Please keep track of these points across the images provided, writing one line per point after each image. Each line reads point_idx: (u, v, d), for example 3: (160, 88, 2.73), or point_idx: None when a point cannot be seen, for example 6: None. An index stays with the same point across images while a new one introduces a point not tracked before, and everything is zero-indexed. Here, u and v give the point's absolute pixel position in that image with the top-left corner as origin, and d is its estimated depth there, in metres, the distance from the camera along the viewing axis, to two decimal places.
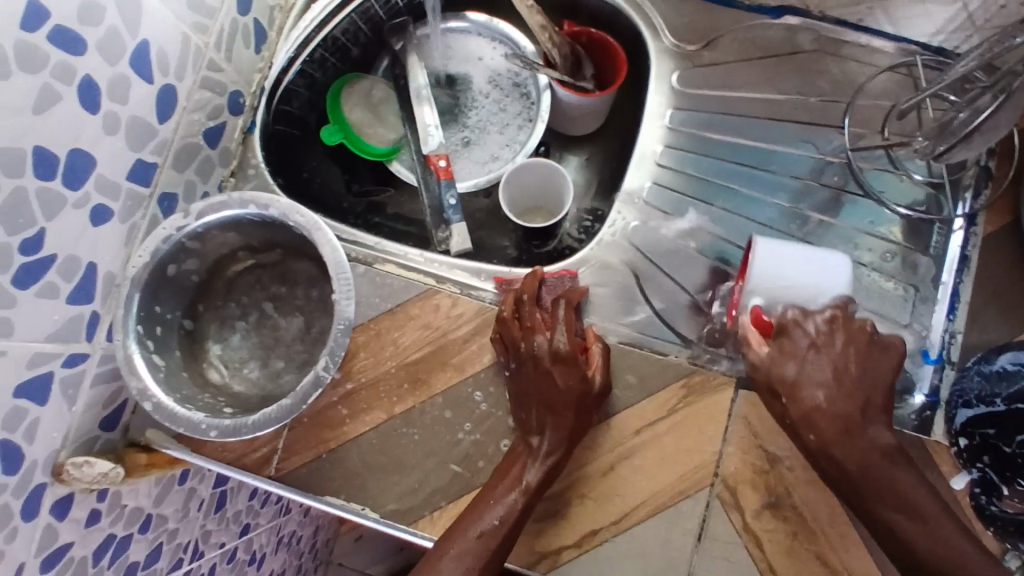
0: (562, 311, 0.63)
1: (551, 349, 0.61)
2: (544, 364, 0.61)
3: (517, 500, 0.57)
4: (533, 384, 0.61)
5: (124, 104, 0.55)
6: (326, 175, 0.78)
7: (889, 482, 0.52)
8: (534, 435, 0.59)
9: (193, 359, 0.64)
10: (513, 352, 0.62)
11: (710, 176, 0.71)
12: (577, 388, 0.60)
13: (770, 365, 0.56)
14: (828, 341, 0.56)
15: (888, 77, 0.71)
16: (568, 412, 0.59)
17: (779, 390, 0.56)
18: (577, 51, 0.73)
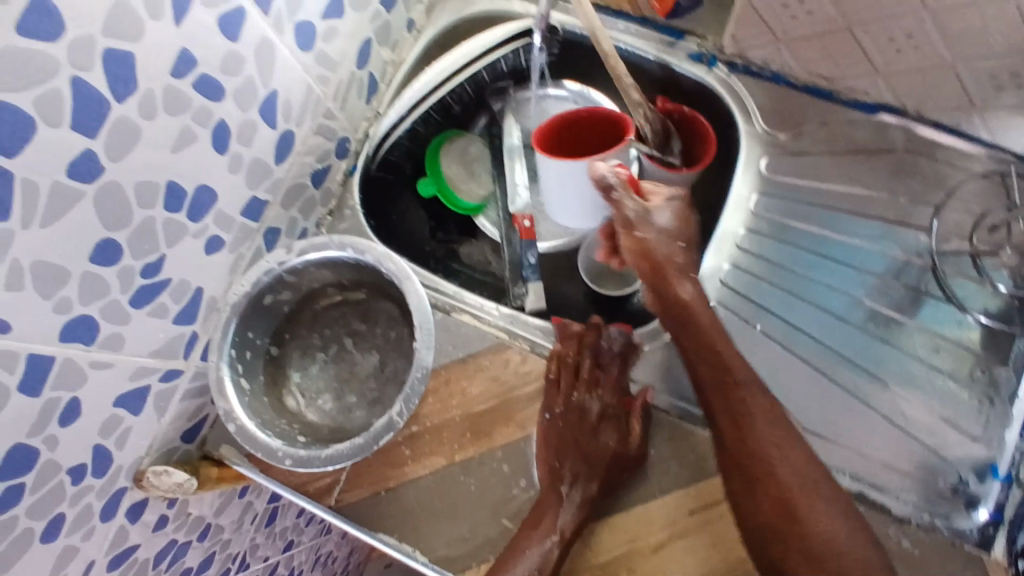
0: (613, 370, 0.69)
1: (599, 405, 0.68)
2: (592, 419, 0.67)
3: (553, 549, 0.60)
4: (576, 433, 0.67)
5: (248, 146, 0.59)
6: (413, 219, 0.82)
7: (771, 437, 0.57)
8: (564, 485, 0.63)
9: (274, 385, 0.68)
10: (562, 397, 0.67)
11: (790, 265, 0.71)
12: (615, 448, 0.64)
13: (674, 256, 0.63)
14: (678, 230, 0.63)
15: (982, 185, 0.70)
16: (602, 468, 0.63)
17: (667, 248, 0.63)
18: (668, 127, 0.75)
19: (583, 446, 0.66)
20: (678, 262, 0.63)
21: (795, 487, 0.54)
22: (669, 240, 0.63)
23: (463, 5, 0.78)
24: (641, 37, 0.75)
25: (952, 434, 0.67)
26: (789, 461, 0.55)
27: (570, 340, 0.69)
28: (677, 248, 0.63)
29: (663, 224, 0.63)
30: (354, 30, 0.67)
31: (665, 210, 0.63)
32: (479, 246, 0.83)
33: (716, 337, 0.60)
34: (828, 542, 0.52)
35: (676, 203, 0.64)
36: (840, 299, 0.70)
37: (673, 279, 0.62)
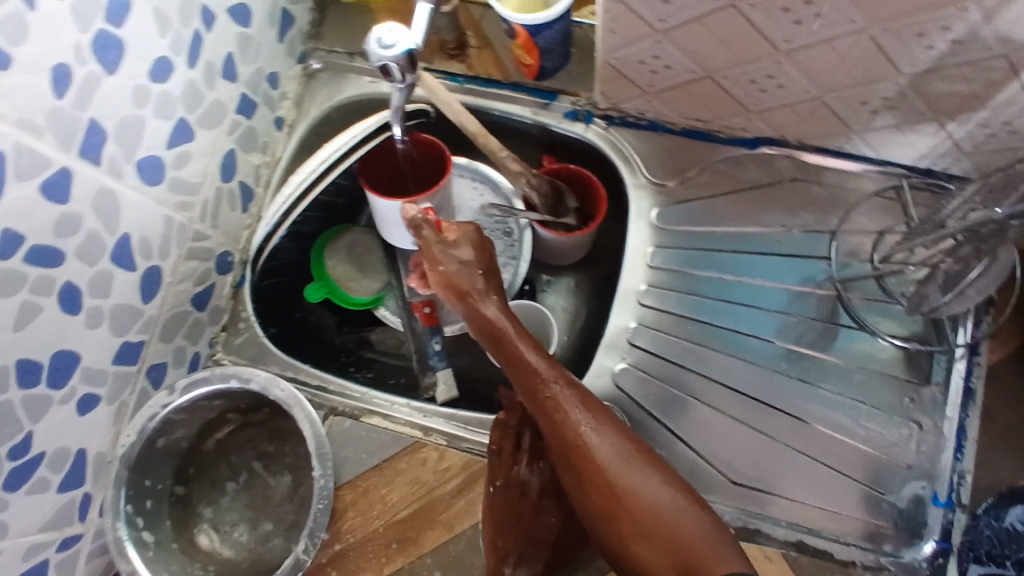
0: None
1: (538, 481, 0.65)
2: (534, 495, 0.65)
3: None
4: (516, 511, 0.64)
5: (106, 297, 0.57)
6: (320, 313, 0.79)
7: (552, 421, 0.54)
8: (507, 565, 0.61)
9: (184, 527, 0.65)
10: (506, 470, 0.65)
11: (696, 315, 0.70)
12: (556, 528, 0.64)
13: (454, 278, 0.57)
14: (472, 261, 0.57)
15: (875, 202, 0.69)
16: (545, 549, 0.63)
17: (469, 276, 0.57)
18: (559, 186, 0.72)
19: (523, 525, 0.64)
20: (482, 286, 0.57)
21: (614, 469, 0.52)
22: (467, 269, 0.57)
23: (330, 95, 0.76)
24: (513, 101, 0.73)
25: (885, 465, 0.65)
26: (608, 442, 0.53)
27: (515, 409, 0.67)
28: (481, 276, 0.57)
29: (464, 254, 0.57)
30: (211, 147, 0.65)
31: (465, 240, 0.58)
32: (391, 331, 0.79)
33: (527, 353, 0.55)
34: (660, 518, 0.51)
35: (478, 233, 0.58)
36: (753, 344, 0.68)
37: (477, 301, 0.56)
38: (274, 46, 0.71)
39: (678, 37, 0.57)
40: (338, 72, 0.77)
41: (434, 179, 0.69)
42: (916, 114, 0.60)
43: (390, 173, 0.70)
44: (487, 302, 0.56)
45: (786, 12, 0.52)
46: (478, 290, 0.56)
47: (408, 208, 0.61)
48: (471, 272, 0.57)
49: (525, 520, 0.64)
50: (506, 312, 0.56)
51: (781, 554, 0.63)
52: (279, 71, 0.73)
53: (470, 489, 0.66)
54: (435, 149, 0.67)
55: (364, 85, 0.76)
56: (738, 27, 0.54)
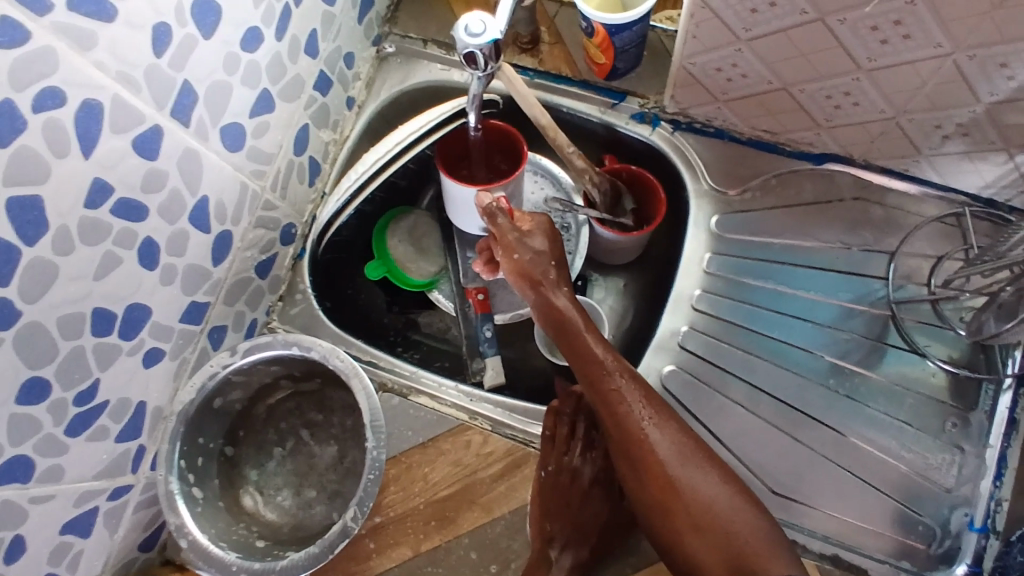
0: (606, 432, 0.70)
1: (590, 470, 0.69)
2: (583, 483, 0.68)
3: None
4: (567, 497, 0.67)
5: (180, 256, 0.58)
6: (370, 293, 0.81)
7: (614, 413, 0.58)
8: (554, 548, 0.63)
9: (231, 487, 0.67)
10: (557, 456, 0.67)
11: (747, 324, 0.70)
12: (605, 514, 0.67)
13: (527, 268, 0.61)
14: (546, 252, 0.61)
15: (934, 227, 0.69)
16: (592, 535, 0.66)
17: (543, 266, 0.61)
18: (618, 186, 0.73)
19: (572, 510, 0.66)
20: (554, 277, 0.61)
21: (671, 463, 0.56)
22: (541, 260, 0.61)
23: (402, 78, 0.77)
24: (582, 99, 0.74)
25: (923, 488, 0.66)
26: (667, 438, 0.57)
27: (569, 398, 0.68)
28: (554, 267, 0.61)
29: (538, 245, 0.61)
30: (288, 120, 0.66)
31: (538, 231, 0.62)
32: (439, 316, 0.81)
33: (594, 344, 0.59)
34: (715, 514, 0.55)
35: (549, 227, 0.62)
36: (801, 357, 0.69)
37: (549, 292, 0.60)
38: (353, 27, 0.72)
39: (759, 47, 0.58)
40: (410, 57, 0.78)
41: (505, 164, 0.71)
42: (987, 143, 0.60)
43: (457, 155, 0.71)
44: (557, 293, 0.61)
45: (873, 31, 0.52)
46: (551, 280, 0.61)
47: (483, 198, 0.62)
48: (545, 262, 0.61)
49: (576, 507, 0.67)
50: (574, 304, 0.61)
51: (815, 567, 0.64)
52: (355, 51, 0.74)
53: (510, 476, 0.67)
54: (507, 138, 0.69)
55: (436, 72, 0.77)
56: (822, 42, 0.55)
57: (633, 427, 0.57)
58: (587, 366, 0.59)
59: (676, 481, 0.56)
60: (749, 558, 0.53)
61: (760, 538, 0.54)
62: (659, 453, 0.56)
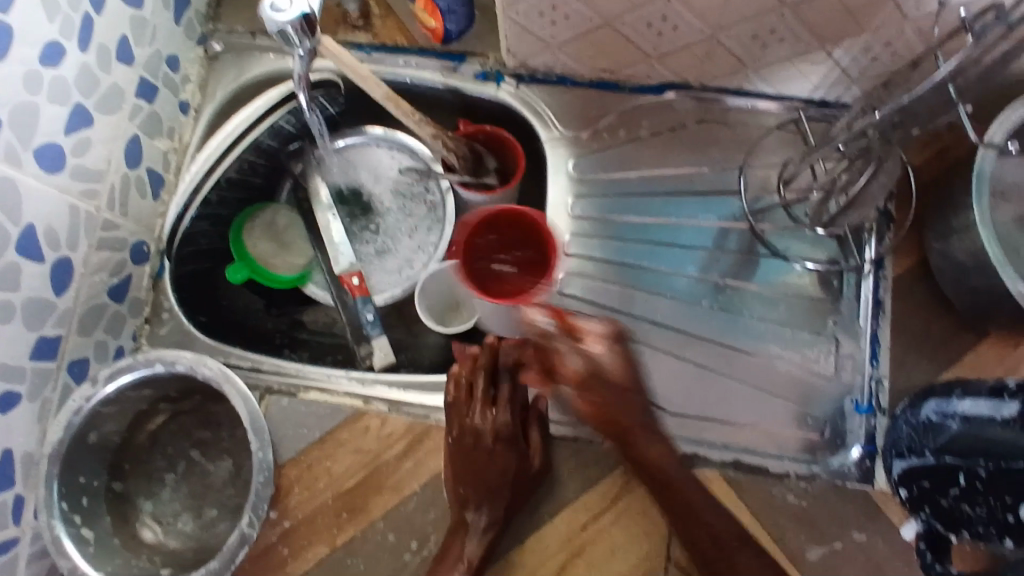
0: (506, 387, 0.67)
1: (491, 428, 0.66)
2: (486, 442, 0.66)
3: None
4: (472, 458, 0.65)
5: (16, 291, 0.55)
6: (246, 302, 0.78)
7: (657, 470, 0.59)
8: (468, 510, 0.63)
9: (124, 522, 0.63)
10: (459, 420, 0.66)
11: (620, 260, 0.71)
12: (514, 465, 0.64)
13: (584, 390, 0.54)
14: (599, 376, 0.54)
15: (777, 135, 0.72)
16: (503, 490, 0.64)
17: (595, 392, 0.54)
18: (476, 149, 0.74)
19: (479, 470, 0.65)
20: (596, 398, 0.54)
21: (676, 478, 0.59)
22: (606, 384, 0.54)
23: (236, 75, 0.74)
24: (422, 66, 0.74)
25: (810, 384, 0.69)
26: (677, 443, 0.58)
27: (466, 360, 0.68)
28: (627, 391, 0.54)
29: (583, 366, 0.54)
30: (112, 134, 0.63)
31: (608, 354, 0.54)
32: (324, 311, 0.80)
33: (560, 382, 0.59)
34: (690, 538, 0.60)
35: (614, 331, 0.55)
36: (673, 281, 0.71)
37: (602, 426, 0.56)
38: (171, 28, 0.69)
39: None
40: (240, 51, 0.75)
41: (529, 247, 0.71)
42: (804, 44, 0.63)
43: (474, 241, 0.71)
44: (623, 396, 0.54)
45: None
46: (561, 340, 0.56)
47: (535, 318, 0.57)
48: (603, 384, 0.54)
49: (487, 464, 0.65)
50: (640, 409, 0.56)
51: (721, 475, 0.65)
52: (179, 53, 0.71)
53: (415, 451, 0.66)
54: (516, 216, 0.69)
55: (270, 62, 0.74)
56: None
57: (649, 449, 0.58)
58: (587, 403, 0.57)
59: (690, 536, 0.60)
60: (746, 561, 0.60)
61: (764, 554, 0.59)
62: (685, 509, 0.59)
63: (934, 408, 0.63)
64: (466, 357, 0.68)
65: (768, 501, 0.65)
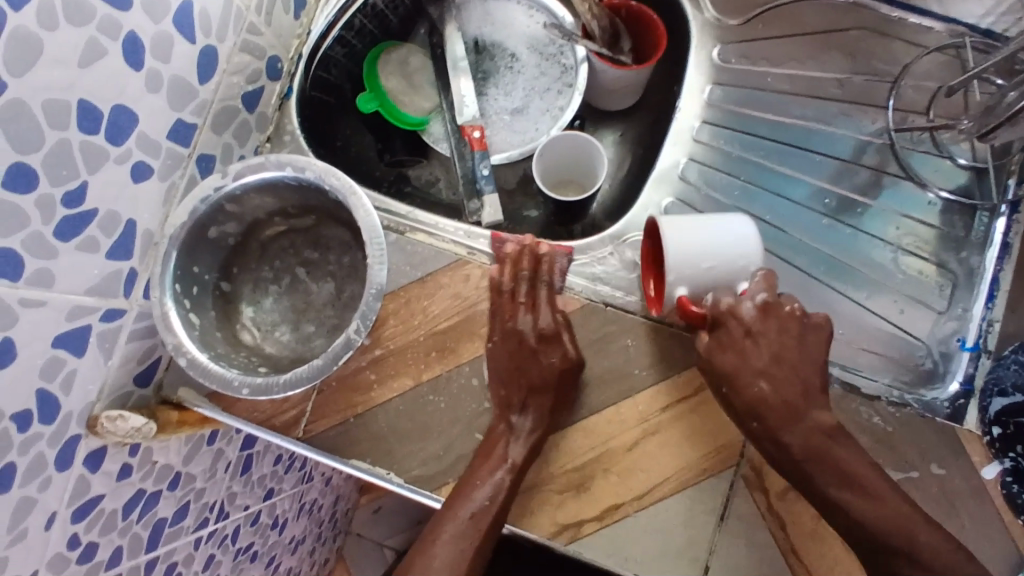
0: (546, 289, 0.66)
1: (533, 328, 0.65)
2: (530, 342, 0.64)
3: (505, 477, 0.59)
4: (518, 360, 0.65)
5: (166, 63, 0.56)
6: (360, 145, 0.79)
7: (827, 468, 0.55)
8: (514, 414, 0.62)
9: (227, 321, 0.65)
10: (500, 324, 0.65)
11: (747, 154, 0.70)
12: (559, 365, 0.63)
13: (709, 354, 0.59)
14: (761, 327, 0.59)
15: (933, 59, 0.68)
16: (549, 390, 0.63)
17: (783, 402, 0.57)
18: (617, 25, 0.73)
19: (525, 373, 0.64)
20: (790, 369, 0.58)
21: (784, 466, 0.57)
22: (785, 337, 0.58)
23: None
24: None
25: (911, 304, 0.67)
26: (810, 431, 0.56)
27: (505, 263, 0.66)
28: (799, 387, 0.58)
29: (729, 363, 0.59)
30: None
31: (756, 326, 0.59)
32: (430, 169, 0.80)
33: (723, 357, 0.59)
34: (890, 520, 0.53)
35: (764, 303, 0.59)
36: (798, 185, 0.69)
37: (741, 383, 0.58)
38: None
39: None
40: None
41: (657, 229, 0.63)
42: None
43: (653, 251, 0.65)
44: (739, 363, 0.58)
45: None
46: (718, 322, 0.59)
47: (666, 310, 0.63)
48: (743, 340, 0.59)
49: (534, 363, 0.64)
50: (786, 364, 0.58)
51: None
52: None
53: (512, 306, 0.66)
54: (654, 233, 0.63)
55: None
56: None
57: (787, 398, 0.57)
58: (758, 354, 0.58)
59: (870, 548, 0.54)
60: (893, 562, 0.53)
61: (903, 517, 0.53)
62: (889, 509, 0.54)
63: None
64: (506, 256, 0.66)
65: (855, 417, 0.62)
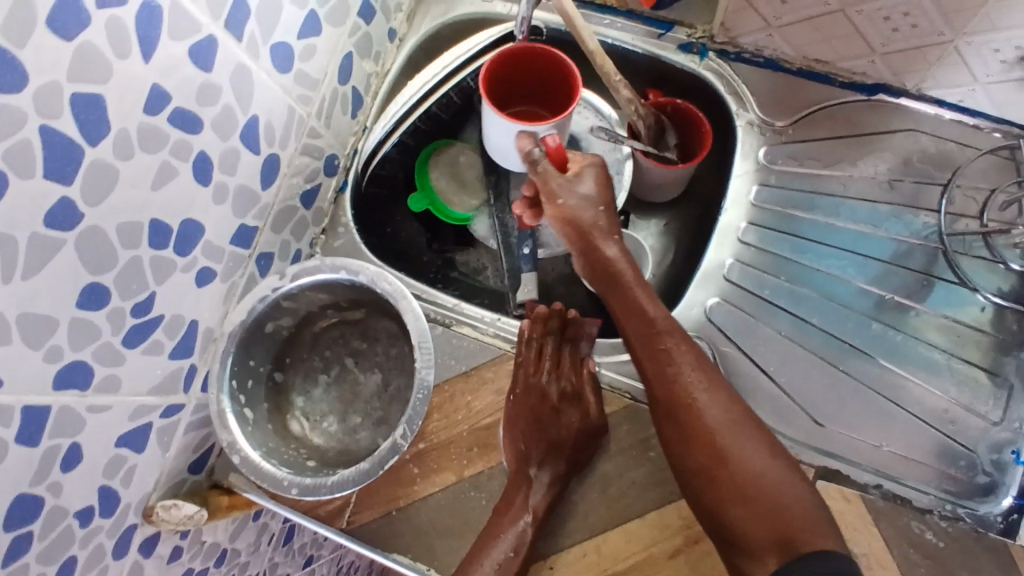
0: (567, 353, 0.71)
1: (557, 386, 0.69)
2: (552, 399, 0.68)
3: (527, 528, 0.61)
4: (537, 419, 0.68)
5: (232, 175, 0.59)
6: (410, 231, 0.81)
7: (689, 413, 0.55)
8: (533, 467, 0.65)
9: (279, 411, 0.68)
10: (523, 378, 0.69)
11: (794, 257, 0.70)
12: (577, 424, 0.66)
13: (597, 238, 0.62)
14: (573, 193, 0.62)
15: (988, 161, 0.68)
16: (567, 447, 0.66)
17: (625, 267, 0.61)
18: (662, 121, 0.74)
19: (546, 429, 0.67)
20: (604, 226, 0.62)
21: (682, 399, 0.56)
22: (589, 206, 0.62)
23: (445, 12, 0.78)
24: (625, 30, 0.74)
25: (964, 419, 0.65)
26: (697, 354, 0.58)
27: (536, 322, 0.70)
28: (613, 239, 0.62)
29: (612, 252, 0.62)
30: (333, 46, 0.66)
31: (589, 175, 0.63)
32: (477, 255, 0.83)
33: (605, 245, 0.62)
34: (764, 483, 0.53)
35: (598, 168, 0.64)
36: (847, 289, 0.69)
37: (599, 241, 0.62)
38: None
39: None
40: None
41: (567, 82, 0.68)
42: None
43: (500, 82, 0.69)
44: (593, 218, 0.62)
45: None
46: (573, 193, 0.62)
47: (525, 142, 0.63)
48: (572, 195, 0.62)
49: (552, 422, 0.68)
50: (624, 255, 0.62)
51: (860, 497, 0.62)
52: None
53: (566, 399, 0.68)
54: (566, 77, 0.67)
55: (479, 3, 0.78)
56: None
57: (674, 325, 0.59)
58: (606, 214, 0.62)
59: (743, 494, 0.53)
60: (756, 505, 0.52)
61: (777, 483, 0.53)
62: (750, 474, 0.53)
63: None
64: (534, 316, 0.71)
65: (903, 530, 0.61)
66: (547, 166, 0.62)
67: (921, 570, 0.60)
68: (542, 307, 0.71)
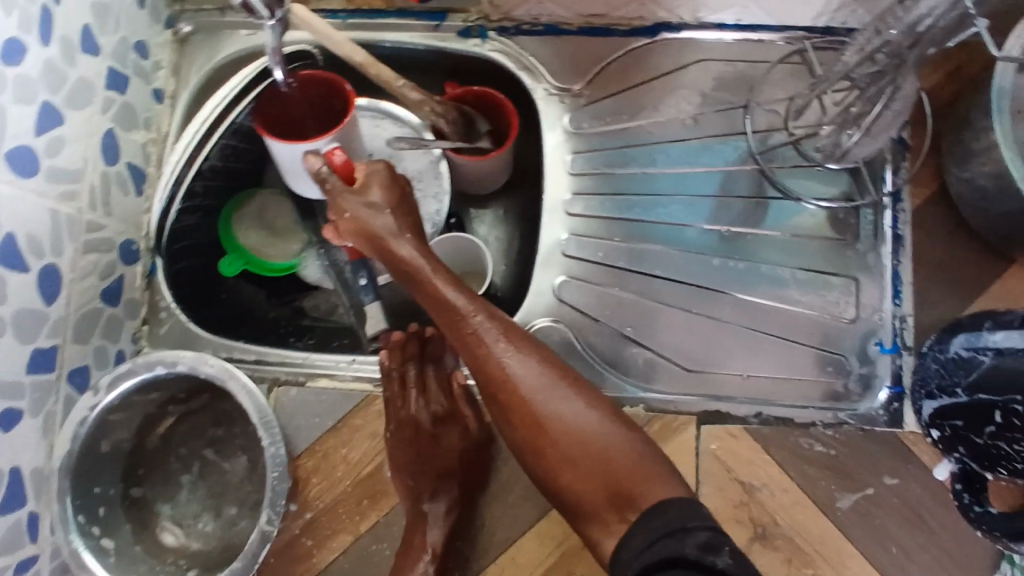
0: (431, 370, 0.67)
1: (428, 411, 0.65)
2: (427, 426, 0.65)
3: (429, 567, 0.59)
4: (418, 449, 0.65)
5: (4, 303, 0.52)
6: (245, 292, 0.76)
7: (504, 385, 0.53)
8: (425, 501, 0.62)
9: (144, 528, 0.63)
10: (394, 413, 0.64)
11: (624, 214, 0.68)
12: (459, 443, 0.65)
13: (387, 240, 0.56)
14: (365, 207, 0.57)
15: (782, 70, 0.68)
16: (456, 473, 0.64)
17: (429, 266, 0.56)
18: (466, 112, 0.70)
19: (426, 457, 0.65)
20: (394, 228, 0.56)
21: (494, 376, 0.53)
22: (376, 214, 0.56)
23: (210, 56, 0.72)
24: (401, 29, 0.70)
25: (830, 327, 0.66)
26: (507, 327, 0.54)
27: (394, 351, 0.66)
28: (407, 238, 0.57)
29: (406, 251, 0.56)
30: (87, 130, 0.60)
31: (376, 183, 0.57)
32: (325, 297, 0.77)
33: (397, 246, 0.56)
34: (584, 447, 0.51)
35: (385, 174, 0.57)
36: (686, 233, 0.68)
37: (392, 243, 0.56)
38: (135, 13, 0.66)
39: None
40: (212, 31, 0.72)
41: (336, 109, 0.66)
42: None
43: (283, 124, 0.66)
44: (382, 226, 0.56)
45: None
46: (364, 204, 0.57)
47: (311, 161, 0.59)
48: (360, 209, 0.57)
49: (433, 447, 0.65)
50: (423, 251, 0.57)
51: (744, 429, 0.63)
52: (147, 39, 0.68)
53: (442, 421, 0.66)
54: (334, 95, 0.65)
55: (243, 39, 0.72)
56: None
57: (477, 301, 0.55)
58: (397, 219, 0.57)
59: (567, 456, 0.51)
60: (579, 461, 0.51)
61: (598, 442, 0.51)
62: (577, 431, 0.51)
63: (963, 343, 0.56)
64: (390, 345, 0.67)
65: (796, 451, 0.62)
66: (335, 181, 0.58)
67: (822, 481, 0.61)
68: (397, 333, 0.67)
